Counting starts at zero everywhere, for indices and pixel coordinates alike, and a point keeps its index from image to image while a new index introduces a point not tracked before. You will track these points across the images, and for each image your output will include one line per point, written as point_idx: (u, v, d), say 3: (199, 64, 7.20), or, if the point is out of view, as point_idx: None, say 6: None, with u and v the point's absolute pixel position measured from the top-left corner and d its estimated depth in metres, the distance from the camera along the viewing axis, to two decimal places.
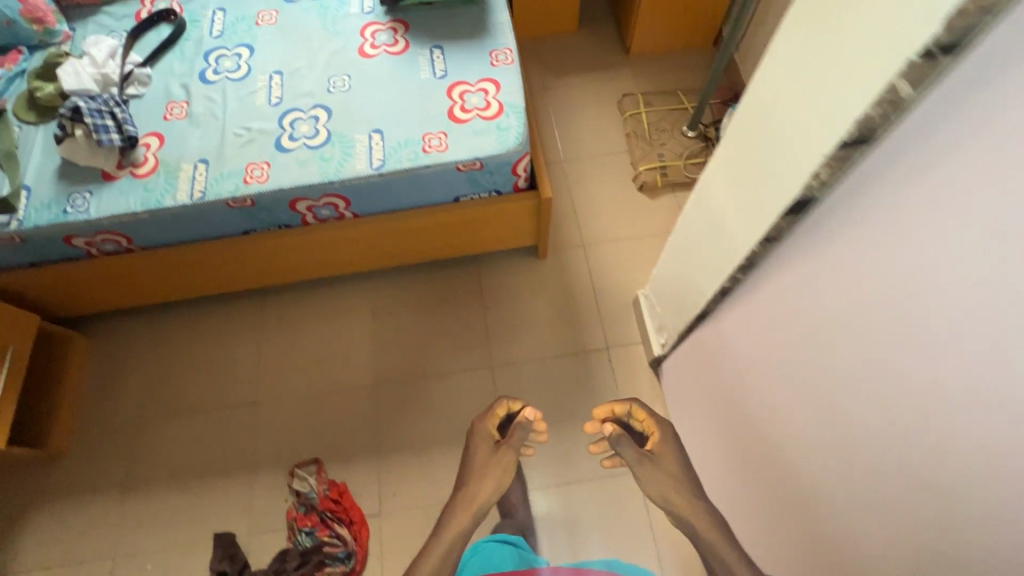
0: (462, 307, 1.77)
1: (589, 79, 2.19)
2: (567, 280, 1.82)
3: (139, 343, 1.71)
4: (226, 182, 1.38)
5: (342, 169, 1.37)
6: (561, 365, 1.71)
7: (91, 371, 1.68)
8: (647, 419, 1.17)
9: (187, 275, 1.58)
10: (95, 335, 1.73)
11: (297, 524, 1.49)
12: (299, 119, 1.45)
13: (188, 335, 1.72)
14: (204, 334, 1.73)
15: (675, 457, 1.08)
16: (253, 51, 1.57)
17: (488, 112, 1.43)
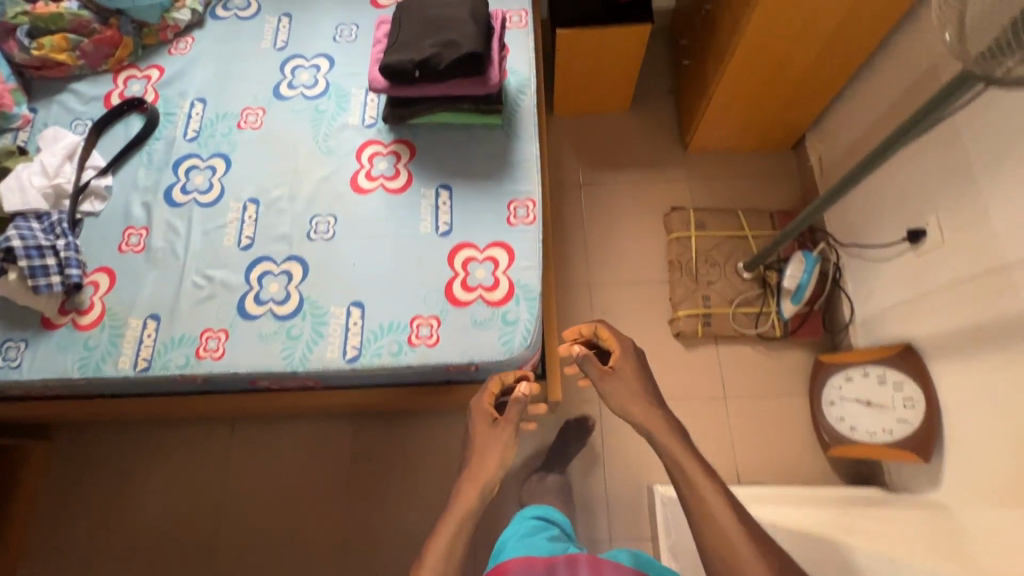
0: (448, 462, 1.56)
1: (634, 178, 1.86)
2: (573, 443, 1.57)
3: (101, 456, 1.59)
4: (176, 352, 1.16)
5: (310, 356, 1.13)
6: None
7: (50, 482, 1.58)
8: (611, 338, 1.07)
9: (143, 411, 1.41)
10: (56, 440, 1.61)
11: None
12: (269, 273, 1.21)
13: (151, 453, 1.59)
14: (168, 455, 1.59)
15: (637, 378, 1.02)
16: (229, 166, 1.32)
17: (494, 295, 1.16)
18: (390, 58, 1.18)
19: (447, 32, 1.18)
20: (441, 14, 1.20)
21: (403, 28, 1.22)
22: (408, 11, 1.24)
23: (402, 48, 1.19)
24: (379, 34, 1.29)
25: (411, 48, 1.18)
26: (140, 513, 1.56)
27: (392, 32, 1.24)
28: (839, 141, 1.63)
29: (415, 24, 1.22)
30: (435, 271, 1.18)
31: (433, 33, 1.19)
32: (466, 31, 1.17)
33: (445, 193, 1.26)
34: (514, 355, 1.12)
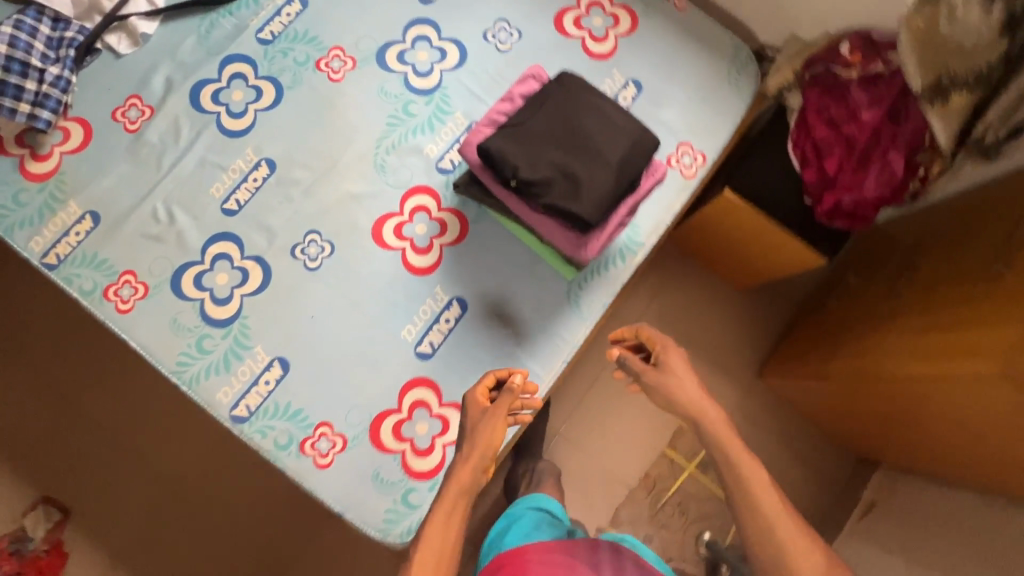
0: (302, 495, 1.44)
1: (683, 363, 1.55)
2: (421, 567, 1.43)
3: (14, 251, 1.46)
4: (87, 273, 0.99)
5: (202, 381, 0.96)
6: None
7: None
8: (648, 333, 0.91)
9: None
10: None
11: None
12: (228, 260, 1.00)
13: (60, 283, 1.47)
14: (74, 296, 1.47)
15: (680, 362, 0.88)
16: (277, 104, 1.07)
17: (415, 463, 0.96)
18: (497, 145, 0.88)
19: (578, 165, 0.87)
20: (591, 137, 0.89)
21: (541, 114, 0.91)
22: (562, 97, 0.93)
23: (519, 141, 0.89)
24: (514, 90, 0.97)
25: (526, 152, 0.88)
26: None
27: (527, 108, 0.92)
28: (905, 513, 1.32)
29: (555, 123, 0.90)
30: (379, 389, 0.98)
31: (564, 153, 0.88)
32: (597, 182, 0.87)
33: (453, 311, 1.01)
34: (384, 539, 0.93)
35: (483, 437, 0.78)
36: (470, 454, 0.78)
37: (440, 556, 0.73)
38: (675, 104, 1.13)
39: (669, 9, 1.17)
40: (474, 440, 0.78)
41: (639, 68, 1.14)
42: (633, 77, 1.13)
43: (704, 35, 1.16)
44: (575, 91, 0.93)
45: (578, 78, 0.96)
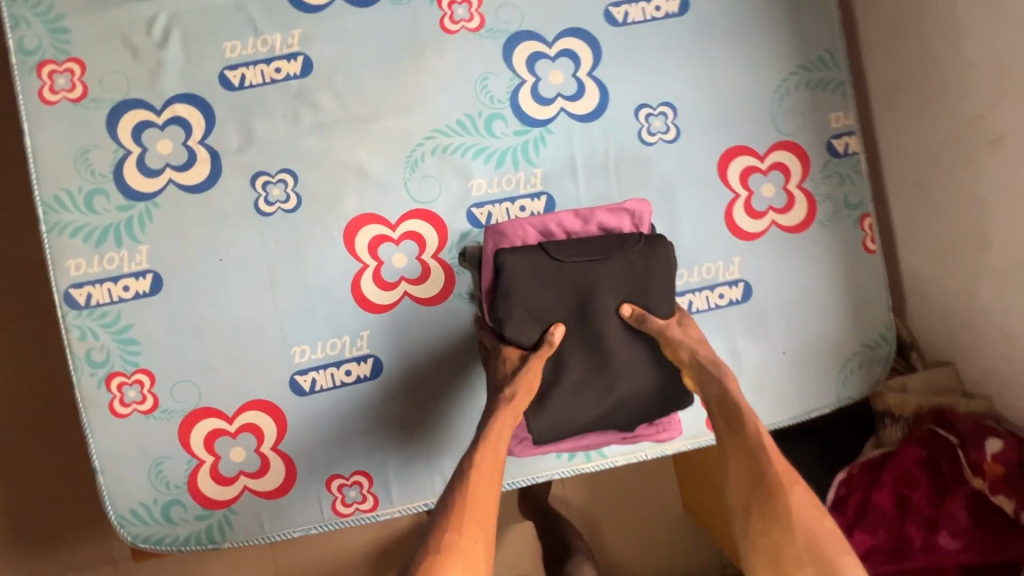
0: None
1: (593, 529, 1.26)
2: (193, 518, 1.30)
3: None
4: (37, 31, 0.78)
5: (66, 236, 0.78)
6: None
7: None
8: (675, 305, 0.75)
9: None
10: None
11: None
12: (184, 133, 0.79)
13: None
14: None
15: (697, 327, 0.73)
16: (364, 6, 0.81)
17: (203, 482, 0.79)
18: (506, 275, 0.67)
19: (573, 369, 0.68)
20: (614, 348, 0.68)
21: (590, 273, 0.68)
22: (632, 269, 0.69)
23: (535, 290, 0.68)
24: (599, 214, 0.74)
25: (529, 310, 0.68)
26: None
27: (584, 247, 0.69)
28: None
29: (592, 297, 0.68)
30: (227, 384, 0.79)
31: (570, 343, 0.68)
32: (576, 405, 0.68)
33: (360, 367, 0.81)
34: (118, 526, 0.78)
35: (524, 374, 0.65)
36: (515, 395, 0.64)
37: (499, 475, 0.59)
38: (768, 342, 0.86)
39: (852, 238, 0.87)
40: (519, 377, 0.64)
41: (764, 273, 0.86)
42: (750, 278, 0.86)
43: (861, 295, 0.87)
44: (651, 273, 0.69)
45: (670, 256, 0.70)
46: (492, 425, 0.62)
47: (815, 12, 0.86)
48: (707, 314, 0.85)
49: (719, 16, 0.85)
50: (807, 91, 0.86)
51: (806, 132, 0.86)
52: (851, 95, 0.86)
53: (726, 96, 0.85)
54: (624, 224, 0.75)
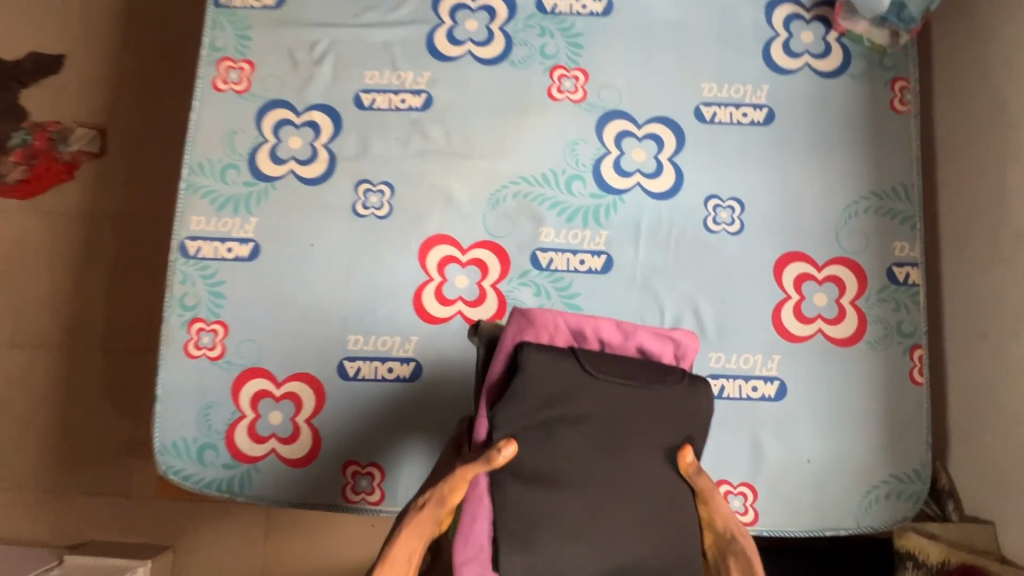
0: None
1: None
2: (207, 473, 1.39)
3: None
4: (227, 34, 0.96)
5: (197, 197, 0.92)
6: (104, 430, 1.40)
7: None
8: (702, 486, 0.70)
9: None
10: None
11: (36, 135, 1.51)
12: (314, 135, 0.93)
13: None
14: None
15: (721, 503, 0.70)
16: (488, 63, 0.94)
17: (239, 435, 0.87)
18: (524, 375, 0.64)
19: (569, 508, 0.64)
20: (623, 489, 0.64)
21: (619, 397, 0.65)
22: (665, 404, 0.66)
23: (555, 399, 0.64)
24: (642, 335, 0.71)
25: (542, 420, 0.64)
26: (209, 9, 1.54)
27: (621, 365, 0.66)
28: None
29: (616, 424, 0.65)
30: (285, 352, 0.88)
31: (572, 478, 0.64)
32: (560, 558, 0.63)
33: (401, 368, 0.88)
34: (158, 454, 0.87)
35: (442, 486, 0.64)
36: (427, 504, 0.65)
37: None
38: (791, 444, 0.86)
39: (899, 364, 0.87)
40: (438, 486, 0.65)
41: (802, 377, 0.87)
42: (785, 377, 0.87)
43: (899, 423, 0.86)
44: (687, 411, 0.67)
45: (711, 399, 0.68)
46: (403, 535, 0.64)
47: (894, 147, 0.91)
48: (738, 402, 0.87)
49: (800, 133, 0.92)
50: (876, 216, 0.90)
51: (868, 254, 0.89)
52: (920, 229, 0.89)
53: (792, 204, 0.90)
54: (665, 351, 0.72)
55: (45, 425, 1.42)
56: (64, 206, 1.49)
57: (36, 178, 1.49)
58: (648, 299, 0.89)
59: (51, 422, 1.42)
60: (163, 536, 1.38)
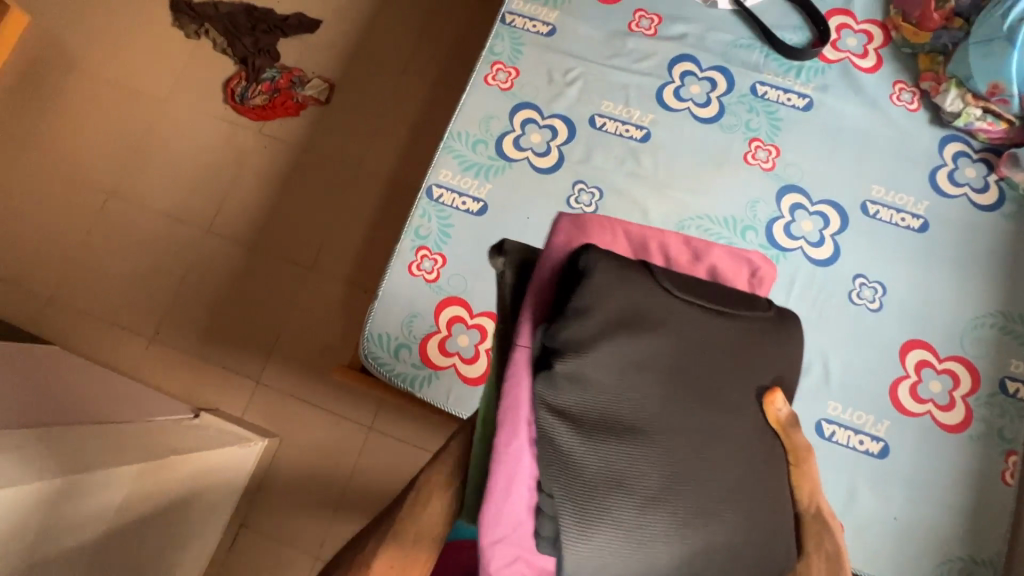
0: (369, 263, 1.68)
1: None
2: (330, 385, 1.60)
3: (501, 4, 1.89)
4: (505, 44, 1.23)
5: (449, 156, 1.16)
6: (260, 322, 1.65)
7: None
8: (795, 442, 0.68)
9: None
10: None
11: (281, 75, 1.83)
12: (551, 137, 1.17)
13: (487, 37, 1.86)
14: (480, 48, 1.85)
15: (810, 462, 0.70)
16: (701, 121, 1.17)
17: (429, 345, 1.07)
18: (592, 281, 0.59)
19: (646, 456, 0.56)
20: (710, 435, 0.59)
21: (710, 320, 0.62)
22: (748, 337, 0.63)
23: (629, 315, 0.59)
24: (716, 252, 0.76)
25: (620, 336, 0.58)
26: (447, 21, 1.88)
27: (702, 287, 0.64)
28: None
29: (706, 354, 0.61)
30: (483, 293, 1.09)
31: (658, 414, 0.57)
32: (637, 512, 0.55)
33: None
34: (363, 339, 1.09)
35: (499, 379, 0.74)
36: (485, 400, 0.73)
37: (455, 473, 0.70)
38: (883, 500, 0.98)
39: (993, 462, 0.99)
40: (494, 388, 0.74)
41: (905, 445, 1.00)
42: (890, 441, 1.00)
43: (982, 512, 0.97)
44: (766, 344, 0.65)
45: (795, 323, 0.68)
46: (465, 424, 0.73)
47: None
48: (844, 449, 1.01)
49: (946, 247, 1.09)
50: (999, 332, 1.04)
51: (986, 361, 1.03)
52: None
53: (927, 302, 1.06)
54: (742, 271, 0.77)
55: (213, 302, 1.67)
56: (286, 135, 1.79)
57: (271, 107, 1.81)
58: None
59: (218, 301, 1.67)
60: (275, 426, 1.57)
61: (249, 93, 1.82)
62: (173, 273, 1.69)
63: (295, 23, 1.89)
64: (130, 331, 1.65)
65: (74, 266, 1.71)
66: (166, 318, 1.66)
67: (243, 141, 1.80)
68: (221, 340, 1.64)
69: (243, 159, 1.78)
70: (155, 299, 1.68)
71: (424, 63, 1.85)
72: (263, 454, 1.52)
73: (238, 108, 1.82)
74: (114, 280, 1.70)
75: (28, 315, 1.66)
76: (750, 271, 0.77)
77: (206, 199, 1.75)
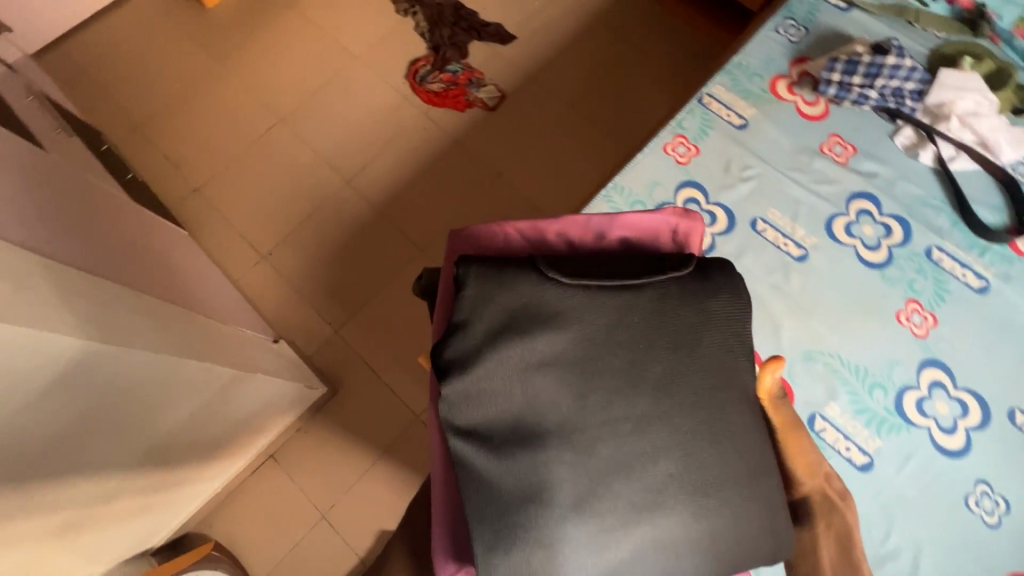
0: None
1: None
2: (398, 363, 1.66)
3: (683, 81, 1.96)
4: (694, 122, 1.26)
5: (606, 204, 1.18)
6: (361, 282, 1.73)
7: (692, 48, 2.01)
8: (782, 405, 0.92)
9: None
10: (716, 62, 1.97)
11: (464, 72, 1.96)
12: (708, 222, 1.17)
13: (659, 107, 1.93)
14: (649, 114, 1.92)
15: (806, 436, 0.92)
16: (864, 262, 1.14)
17: None
18: (463, 301, 0.85)
19: (535, 426, 0.79)
20: (597, 411, 0.79)
21: (602, 304, 0.84)
22: (666, 297, 0.85)
23: (508, 312, 0.83)
24: (629, 218, 1.04)
25: (494, 340, 0.82)
26: (629, 79, 1.97)
27: (576, 273, 0.87)
28: None
29: (594, 345, 0.81)
30: None
31: (557, 397, 0.79)
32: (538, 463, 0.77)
33: None
34: None
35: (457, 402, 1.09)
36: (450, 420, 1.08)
37: None
38: None
39: None
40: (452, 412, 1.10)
41: None
42: None
43: None
44: (682, 298, 0.85)
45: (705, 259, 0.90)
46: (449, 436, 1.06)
47: None
48: None
49: None
50: None
51: None
52: None
53: None
54: (647, 234, 1.04)
55: (327, 247, 1.77)
56: (447, 124, 1.90)
57: (442, 95, 1.93)
58: (882, 519, 0.98)
59: (332, 248, 1.77)
60: (336, 381, 1.63)
61: (430, 78, 1.96)
62: (305, 208, 1.82)
63: (493, 31, 2.02)
64: (248, 244, 1.78)
65: (228, 170, 1.87)
66: (282, 244, 1.78)
67: (409, 116, 1.92)
68: (321, 283, 1.73)
69: (403, 131, 1.90)
70: (280, 224, 1.80)
71: (593, 106, 1.93)
72: (312, 402, 1.58)
73: (416, 86, 1.95)
74: (254, 194, 1.84)
75: (172, 196, 1.83)
76: (671, 232, 1.06)
77: (358, 155, 1.88)
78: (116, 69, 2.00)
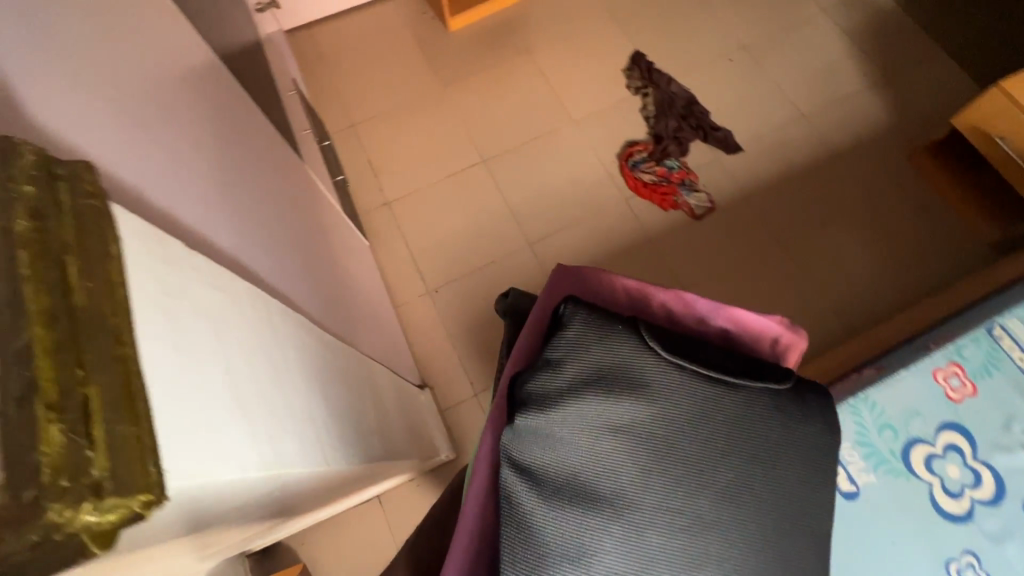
0: None
1: None
2: None
3: (924, 258, 1.71)
4: (974, 355, 1.10)
5: (850, 417, 1.06)
6: None
7: (943, 222, 1.76)
8: None
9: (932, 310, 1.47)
10: (968, 249, 1.71)
11: (680, 171, 1.83)
12: (972, 481, 1.02)
13: (888, 279, 1.69)
14: (875, 282, 1.69)
15: None
16: None
17: None
18: (559, 337, 0.79)
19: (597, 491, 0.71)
20: (666, 494, 0.72)
21: (702, 388, 0.77)
22: (762, 401, 0.79)
23: (601, 365, 0.77)
24: (738, 312, 0.92)
25: (580, 387, 0.75)
26: (861, 237, 1.75)
27: (680, 350, 0.81)
28: None
29: (678, 426, 0.75)
30: None
31: (627, 464, 0.72)
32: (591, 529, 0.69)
33: None
34: None
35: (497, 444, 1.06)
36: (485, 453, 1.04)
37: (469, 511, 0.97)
38: None
39: None
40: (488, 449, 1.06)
41: None
42: None
43: None
44: (770, 410, 0.79)
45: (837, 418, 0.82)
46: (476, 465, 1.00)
47: None
48: None
49: None
50: None
51: None
52: None
53: None
54: (760, 337, 0.92)
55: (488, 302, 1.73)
56: (648, 222, 1.78)
57: (651, 189, 1.81)
58: None
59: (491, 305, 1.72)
60: (456, 445, 1.57)
61: (643, 165, 1.85)
62: (481, 257, 1.79)
63: (723, 136, 1.87)
64: (418, 274, 1.77)
65: (421, 195, 1.89)
66: (449, 286, 1.76)
67: (611, 200, 1.83)
68: (470, 337, 1.69)
69: (601, 214, 1.81)
70: (453, 265, 1.78)
71: (811, 255, 1.73)
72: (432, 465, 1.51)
73: (626, 170, 1.85)
74: (439, 228, 1.84)
75: (366, 203, 1.88)
76: (774, 341, 0.92)
77: (549, 222, 1.82)
78: (350, 66, 2.09)
